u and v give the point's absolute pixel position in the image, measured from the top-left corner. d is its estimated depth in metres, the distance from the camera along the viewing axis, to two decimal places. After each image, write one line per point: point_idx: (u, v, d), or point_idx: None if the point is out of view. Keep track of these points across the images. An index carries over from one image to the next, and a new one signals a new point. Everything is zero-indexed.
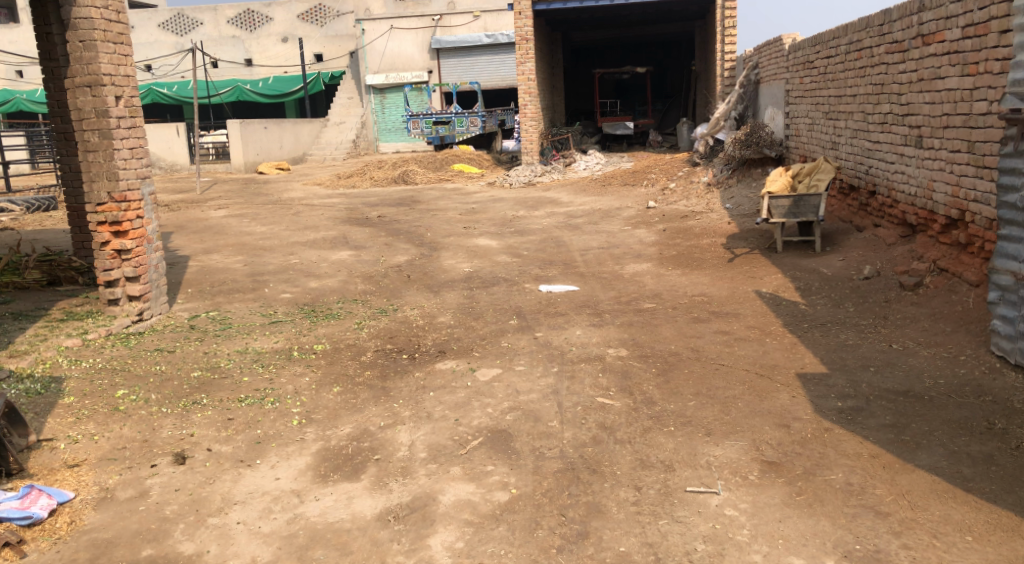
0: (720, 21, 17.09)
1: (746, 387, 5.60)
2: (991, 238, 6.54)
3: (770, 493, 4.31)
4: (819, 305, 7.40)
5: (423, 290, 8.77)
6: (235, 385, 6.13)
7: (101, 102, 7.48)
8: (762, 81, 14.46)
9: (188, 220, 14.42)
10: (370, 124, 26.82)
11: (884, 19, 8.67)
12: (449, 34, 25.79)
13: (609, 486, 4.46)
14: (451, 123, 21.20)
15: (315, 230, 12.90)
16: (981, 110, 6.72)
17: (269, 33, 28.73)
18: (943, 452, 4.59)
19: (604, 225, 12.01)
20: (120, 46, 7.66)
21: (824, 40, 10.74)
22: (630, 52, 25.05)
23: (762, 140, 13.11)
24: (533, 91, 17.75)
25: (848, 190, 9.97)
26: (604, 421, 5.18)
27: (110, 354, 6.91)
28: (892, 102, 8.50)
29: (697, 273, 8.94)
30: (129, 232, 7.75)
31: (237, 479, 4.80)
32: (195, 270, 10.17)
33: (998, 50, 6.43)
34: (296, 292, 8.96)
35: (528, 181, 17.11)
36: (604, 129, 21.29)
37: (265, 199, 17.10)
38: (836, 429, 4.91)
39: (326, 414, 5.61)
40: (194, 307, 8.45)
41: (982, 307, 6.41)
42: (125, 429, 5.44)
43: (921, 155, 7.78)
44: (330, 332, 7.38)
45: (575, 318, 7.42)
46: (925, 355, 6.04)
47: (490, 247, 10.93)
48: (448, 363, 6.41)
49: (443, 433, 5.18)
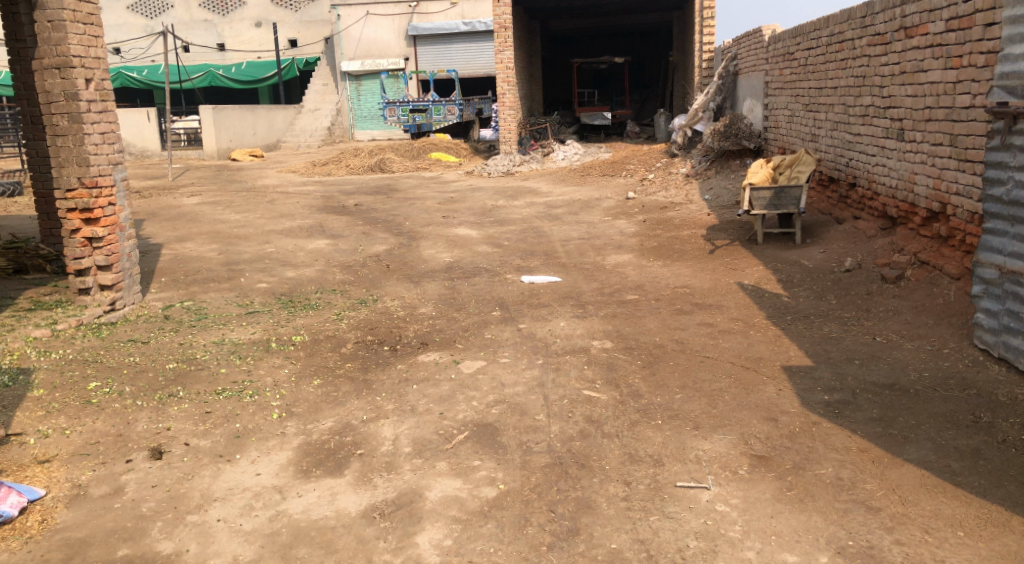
0: (699, 12, 17.04)
1: (732, 380, 5.56)
2: (972, 232, 6.56)
3: (760, 488, 4.28)
4: (801, 298, 7.40)
5: (403, 281, 8.66)
6: (212, 377, 5.99)
7: (70, 85, 7.26)
8: (740, 73, 14.46)
9: (160, 208, 14.15)
10: (346, 111, 26.59)
11: (866, 11, 8.65)
12: (427, 21, 25.54)
13: (599, 482, 4.40)
14: (428, 111, 20.97)
15: (291, 219, 12.70)
16: (964, 103, 6.72)
17: (242, 17, 28.21)
18: (931, 446, 4.59)
19: (584, 216, 11.95)
20: (90, 27, 7.42)
21: (805, 32, 10.72)
22: (608, 41, 25.01)
23: (741, 132, 13.10)
24: (512, 80, 17.61)
25: (828, 182, 9.98)
26: (591, 415, 5.12)
27: (81, 345, 6.72)
28: (873, 95, 8.49)
29: (678, 265, 8.90)
30: (100, 220, 7.55)
31: (216, 475, 4.68)
32: (168, 259, 9.96)
33: (984, 43, 6.42)
34: (272, 282, 8.81)
35: (507, 170, 16.99)
36: (581, 119, 21.26)
37: (238, 186, 16.82)
38: (823, 423, 4.89)
39: (306, 407, 5.49)
40: (167, 297, 8.26)
41: (964, 300, 6.43)
42: (97, 422, 5.29)
43: (902, 148, 7.78)
44: (308, 323, 7.25)
45: (559, 309, 7.35)
46: (909, 348, 6.03)
47: (470, 237, 10.83)
48: (431, 355, 6.32)
49: (427, 427, 5.08)
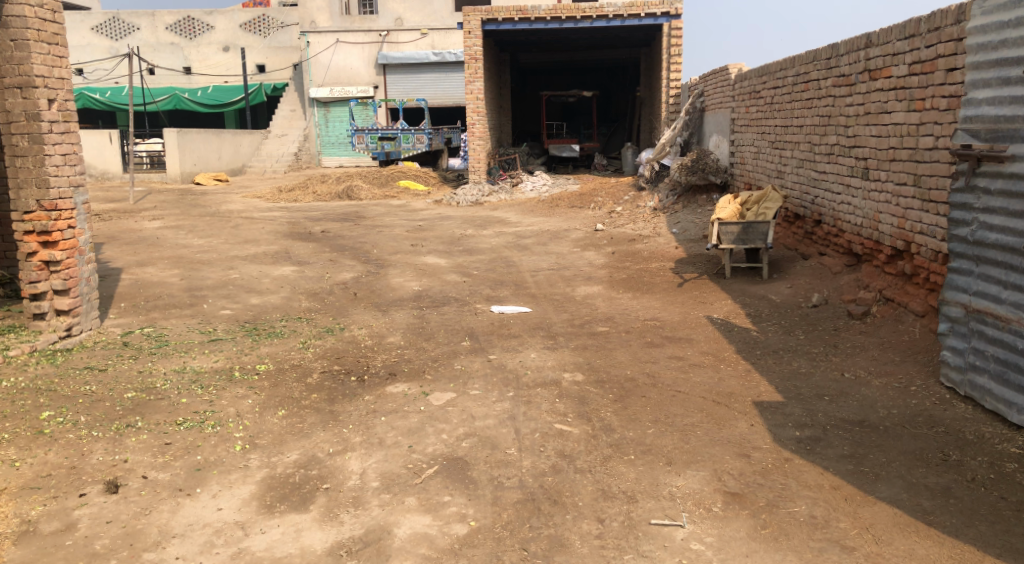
0: (666, 49, 17.29)
1: (704, 414, 5.54)
2: (936, 270, 6.64)
3: (735, 526, 4.24)
4: (770, 333, 7.42)
5: (371, 309, 8.54)
6: (172, 407, 5.81)
7: (32, 105, 7.10)
8: (707, 109, 14.65)
9: (120, 231, 13.87)
10: (313, 137, 26.50)
11: (831, 52, 8.83)
12: (397, 51, 25.66)
13: (572, 519, 4.32)
14: (397, 139, 20.87)
15: (256, 244, 12.52)
16: (927, 145, 6.85)
17: (209, 41, 28.12)
18: (903, 484, 4.59)
19: (553, 246, 11.95)
20: (56, 47, 7.28)
21: (771, 71, 10.91)
22: (577, 75, 25.29)
23: (708, 167, 13.25)
24: (481, 111, 17.68)
25: (794, 218, 10.10)
26: (563, 449, 5.05)
27: (35, 373, 6.49)
28: (838, 134, 8.64)
29: (647, 297, 8.92)
30: (59, 243, 7.35)
31: (176, 510, 4.51)
32: (129, 283, 9.74)
33: (946, 87, 6.57)
34: (236, 309, 8.63)
35: (476, 200, 16.93)
36: (550, 150, 21.38)
37: (202, 211, 16.59)
38: (795, 460, 4.88)
39: (271, 439, 5.34)
40: (127, 323, 8.05)
41: (929, 338, 6.51)
42: (50, 454, 5.09)
43: (867, 187, 7.91)
44: (273, 351, 7.10)
45: (529, 341, 7.29)
46: (877, 385, 6.05)
47: (439, 266, 10.75)
48: (400, 386, 6.20)
49: (396, 460, 4.97)
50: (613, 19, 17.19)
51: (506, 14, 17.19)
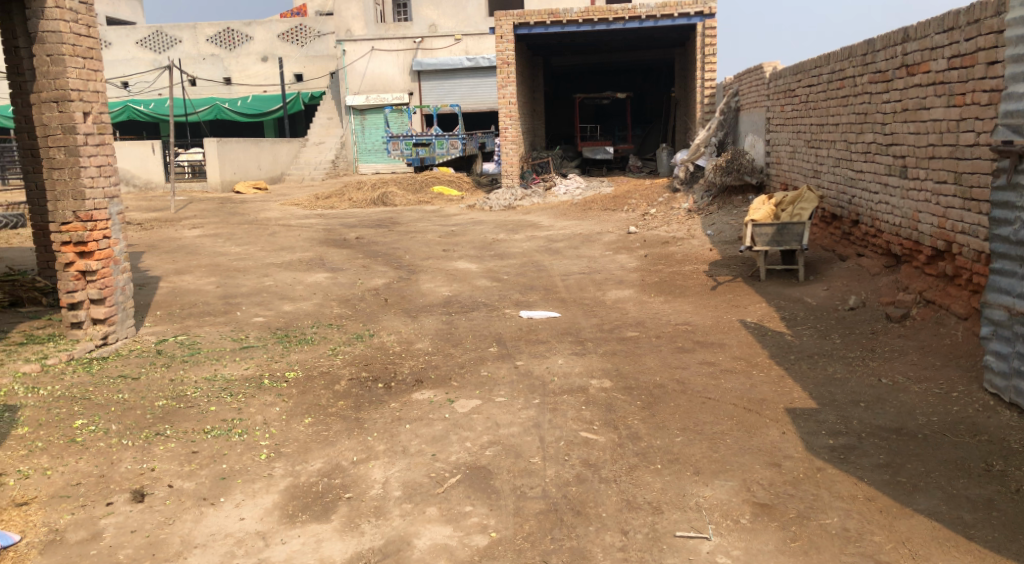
0: (701, 48, 17.04)
1: (734, 422, 5.41)
2: (978, 271, 6.42)
3: (763, 539, 4.11)
4: (805, 337, 7.24)
5: (400, 315, 8.54)
6: (201, 415, 5.84)
7: (68, 118, 7.21)
8: (742, 109, 14.44)
9: (161, 240, 14.09)
10: (350, 144, 26.68)
11: (867, 48, 8.62)
12: (431, 57, 25.73)
13: (594, 530, 4.24)
14: (431, 145, 21.00)
15: (290, 252, 12.61)
16: (968, 141, 6.62)
17: (248, 52, 28.50)
18: (942, 495, 4.42)
19: (585, 250, 11.84)
20: (90, 61, 7.40)
21: (806, 68, 10.70)
22: (611, 77, 25.14)
23: (743, 167, 13.09)
24: (514, 115, 17.60)
25: (831, 218, 9.87)
26: (588, 458, 4.96)
27: (70, 381, 6.57)
28: (875, 132, 8.42)
29: (680, 301, 8.78)
30: (94, 253, 7.47)
31: (199, 520, 4.52)
32: (165, 292, 9.86)
33: (986, 81, 6.35)
34: (269, 316, 8.69)
35: (509, 204, 16.90)
36: (584, 153, 21.26)
37: (240, 219, 16.80)
38: (828, 469, 4.73)
39: (296, 447, 5.34)
40: (161, 331, 8.12)
41: (972, 341, 6.28)
42: (80, 462, 5.14)
43: (905, 186, 7.69)
44: (302, 358, 7.12)
45: (557, 346, 7.21)
46: (916, 391, 5.86)
47: (470, 271, 10.72)
48: (425, 393, 6.16)
49: (418, 469, 4.93)
50: (646, 20, 17.05)
51: (538, 17, 17.11)
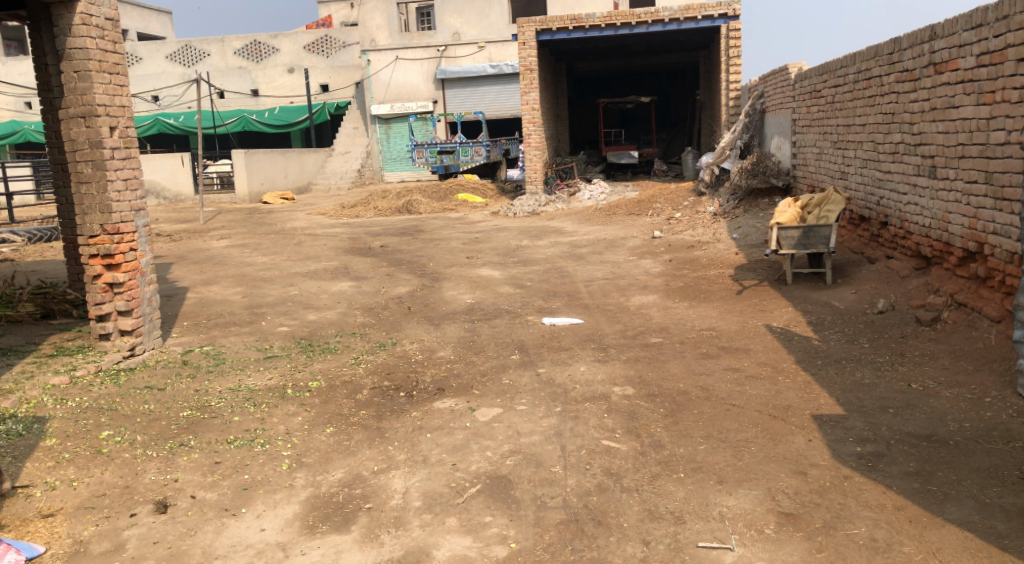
0: (725, 50, 16.93)
1: (759, 429, 5.32)
2: (1012, 272, 6.26)
3: (788, 549, 4.03)
4: (832, 341, 7.11)
5: (423, 323, 8.53)
6: (224, 426, 5.87)
7: (95, 133, 7.30)
8: (767, 111, 14.29)
9: (189, 251, 14.25)
10: (375, 153, 26.81)
11: (893, 47, 8.48)
12: (455, 65, 25.84)
13: (615, 541, 4.18)
14: (455, 152, 20.96)
15: (316, 261, 12.68)
16: (998, 140, 6.48)
17: (275, 64, 28.78)
18: (974, 504, 4.30)
19: (609, 255, 11.76)
20: (117, 77, 7.49)
21: (832, 69, 10.56)
22: (635, 82, 25.06)
23: (769, 169, 13.03)
24: (537, 121, 17.57)
25: (858, 220, 9.71)
26: (610, 467, 4.90)
27: (98, 392, 6.63)
28: (903, 132, 8.28)
29: (705, 306, 8.69)
30: (121, 265, 7.55)
31: (220, 531, 4.53)
32: (192, 302, 9.95)
33: (1016, 78, 6.21)
34: (293, 325, 8.72)
35: (533, 210, 16.86)
36: (609, 157, 21.18)
37: (267, 229, 16.94)
38: (856, 477, 4.63)
39: (317, 457, 5.34)
40: (187, 342, 8.19)
41: (1005, 345, 6.12)
42: (106, 474, 5.18)
43: (935, 186, 7.54)
44: (325, 368, 7.13)
45: (579, 353, 7.16)
46: (947, 396, 5.72)
47: (493, 278, 10.69)
48: (447, 401, 6.14)
49: (439, 479, 4.90)
50: (669, 23, 16.94)
51: (561, 23, 17.06)
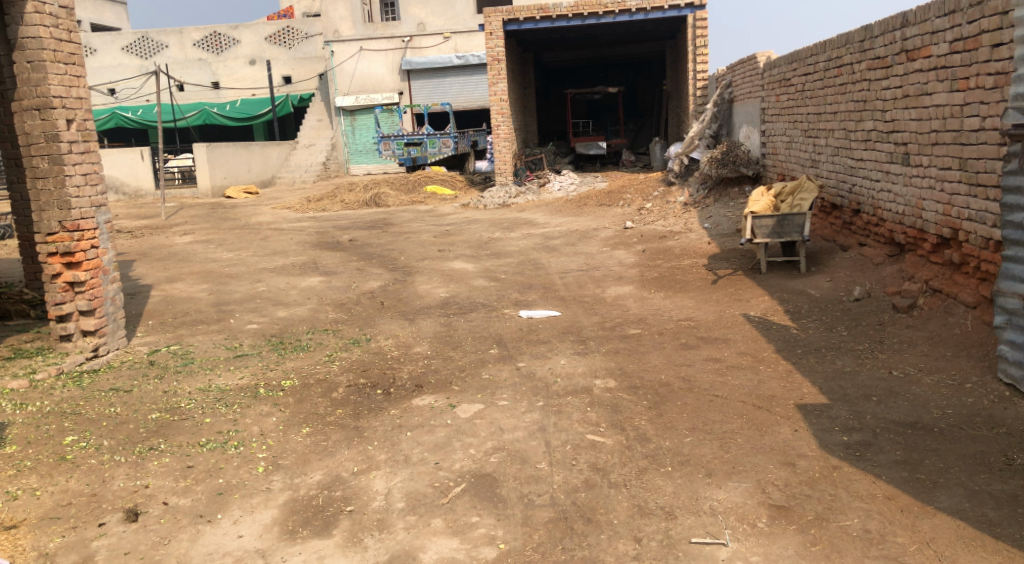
0: (692, 40, 16.89)
1: (744, 420, 5.26)
2: (987, 259, 6.27)
3: (782, 543, 3.97)
4: (811, 330, 7.10)
5: (397, 318, 8.37)
6: (195, 428, 5.67)
7: (50, 126, 7.03)
8: (736, 100, 14.29)
9: (151, 248, 13.88)
10: (341, 146, 26.42)
11: (865, 34, 8.47)
12: (420, 55, 25.56)
13: (607, 538, 4.09)
14: (423, 144, 20.76)
15: (284, 256, 12.41)
16: (972, 126, 6.48)
17: (236, 55, 28.25)
18: (964, 492, 4.27)
19: (582, 247, 11.69)
20: (73, 67, 7.20)
21: (801, 57, 10.56)
22: (602, 72, 24.99)
23: (739, 158, 12.88)
24: (505, 112, 17.40)
25: (830, 208, 9.74)
26: (597, 462, 4.81)
27: (60, 396, 6.38)
28: (876, 119, 8.28)
29: (681, 296, 8.64)
30: (82, 263, 7.27)
31: (195, 539, 4.36)
32: (157, 300, 9.70)
33: (991, 64, 6.20)
34: (263, 323, 8.50)
35: (503, 202, 16.72)
36: (577, 149, 20.96)
37: (232, 224, 16.61)
38: (845, 467, 4.59)
39: (294, 459, 5.17)
40: (153, 341, 7.94)
41: (983, 331, 6.15)
42: (71, 482, 4.97)
43: (907, 173, 7.56)
44: (298, 366, 6.95)
45: (559, 346, 7.06)
46: (928, 383, 5.72)
47: (467, 271, 10.55)
48: (426, 398, 6.00)
49: (422, 479, 4.77)
50: (637, 13, 16.84)
51: (527, 13, 16.92)
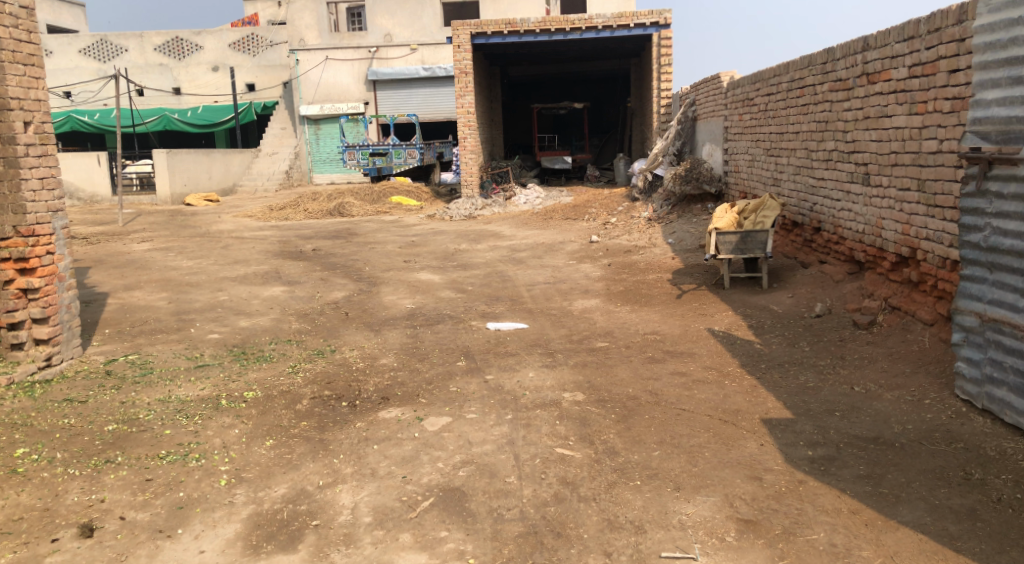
0: (656, 58, 17.08)
1: (711, 434, 5.31)
2: (945, 277, 6.41)
3: (749, 557, 4.01)
4: (774, 345, 7.19)
5: (363, 329, 8.30)
6: (154, 440, 5.55)
7: (7, 128, 6.86)
8: (699, 118, 14.48)
9: (108, 254, 13.60)
10: (303, 154, 26.17)
11: (826, 57, 8.64)
12: (386, 66, 25.46)
13: (577, 553, 4.09)
14: (388, 155, 20.69)
15: (245, 265, 12.24)
16: (931, 148, 6.65)
17: (198, 61, 27.94)
18: (926, 506, 4.35)
19: (548, 260, 11.72)
20: (32, 68, 7.05)
21: (765, 77, 10.75)
22: (568, 87, 25.18)
23: (702, 175, 13.12)
24: (472, 124, 17.41)
25: (791, 226, 9.90)
26: (566, 475, 4.81)
27: (11, 407, 6.20)
28: (837, 140, 8.44)
29: (646, 310, 8.70)
30: (37, 270, 7.09)
31: (155, 554, 4.26)
32: (114, 308, 9.50)
33: (948, 89, 6.38)
34: (225, 333, 8.36)
35: (469, 214, 16.71)
36: (542, 162, 21.12)
37: (192, 231, 16.36)
38: (810, 481, 4.65)
39: (258, 472, 5.09)
40: (110, 350, 7.76)
41: (940, 347, 6.29)
42: (23, 495, 4.82)
43: (868, 193, 7.71)
44: (261, 377, 6.84)
45: (527, 359, 7.05)
46: (889, 399, 5.83)
47: (432, 282, 10.51)
48: (392, 411, 5.95)
49: (389, 493, 4.72)
50: (602, 30, 16.99)
51: (495, 27, 16.98)
